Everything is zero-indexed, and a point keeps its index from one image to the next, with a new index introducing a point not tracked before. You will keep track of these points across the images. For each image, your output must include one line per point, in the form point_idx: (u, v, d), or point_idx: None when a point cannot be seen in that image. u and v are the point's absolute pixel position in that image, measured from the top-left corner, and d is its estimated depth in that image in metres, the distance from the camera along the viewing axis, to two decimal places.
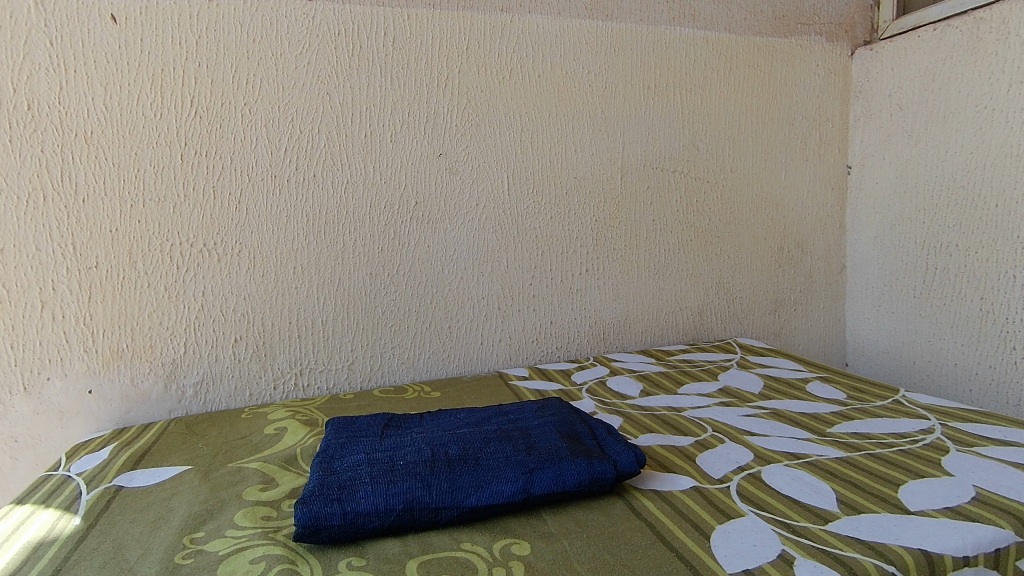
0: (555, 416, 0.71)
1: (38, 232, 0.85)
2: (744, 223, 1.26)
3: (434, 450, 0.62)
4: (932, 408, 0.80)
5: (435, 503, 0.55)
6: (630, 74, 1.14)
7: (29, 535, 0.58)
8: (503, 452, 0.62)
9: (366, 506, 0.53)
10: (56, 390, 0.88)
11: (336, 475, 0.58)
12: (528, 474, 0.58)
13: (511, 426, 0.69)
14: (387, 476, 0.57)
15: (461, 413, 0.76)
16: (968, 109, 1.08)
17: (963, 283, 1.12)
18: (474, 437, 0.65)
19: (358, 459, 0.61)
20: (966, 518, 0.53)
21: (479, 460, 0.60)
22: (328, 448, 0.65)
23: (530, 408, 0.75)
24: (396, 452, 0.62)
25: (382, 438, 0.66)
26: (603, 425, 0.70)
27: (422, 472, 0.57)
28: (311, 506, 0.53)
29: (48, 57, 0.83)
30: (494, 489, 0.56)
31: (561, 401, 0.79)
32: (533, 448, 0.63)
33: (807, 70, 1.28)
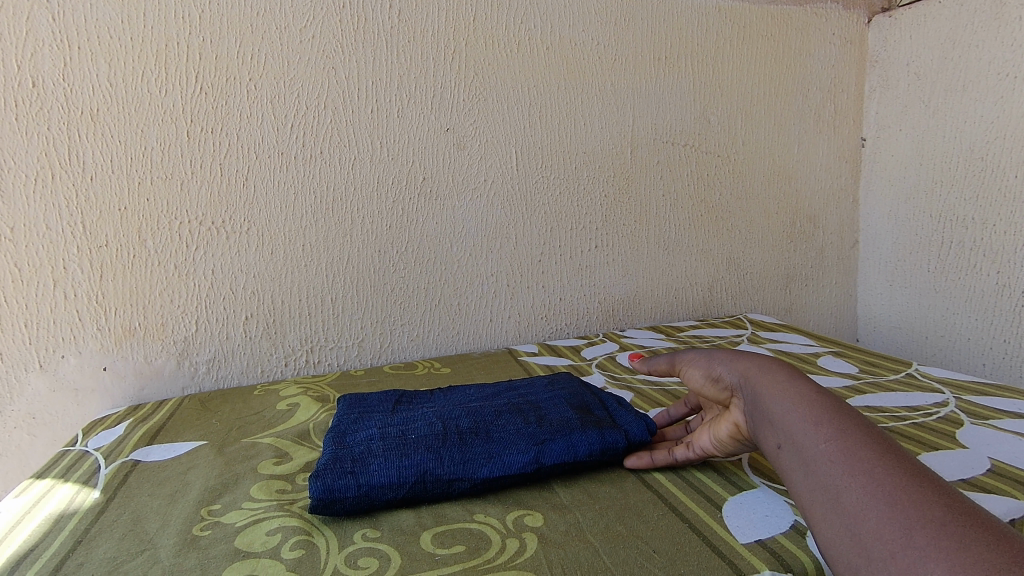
0: (566, 389, 0.72)
1: (47, 210, 0.85)
2: (755, 196, 1.24)
3: (448, 423, 0.62)
4: (947, 381, 0.79)
5: (447, 474, 0.55)
6: (641, 46, 1.12)
7: (50, 508, 0.59)
8: (514, 424, 0.62)
9: (378, 479, 0.54)
10: (71, 368, 0.89)
11: (349, 449, 0.58)
12: (539, 445, 0.58)
13: (521, 399, 0.69)
14: (399, 449, 0.57)
15: (469, 387, 0.77)
16: (989, 78, 1.06)
17: (980, 257, 1.11)
18: (486, 411, 0.65)
19: (370, 433, 0.61)
20: (980, 490, 0.52)
21: (492, 433, 0.60)
22: (339, 424, 0.65)
23: (540, 382, 0.75)
24: (407, 426, 0.62)
25: (392, 412, 0.67)
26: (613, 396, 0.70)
27: (433, 446, 0.58)
28: (324, 479, 0.53)
29: (51, 32, 0.82)
30: (505, 460, 0.56)
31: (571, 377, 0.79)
32: (544, 420, 0.63)
33: (823, 39, 1.24)
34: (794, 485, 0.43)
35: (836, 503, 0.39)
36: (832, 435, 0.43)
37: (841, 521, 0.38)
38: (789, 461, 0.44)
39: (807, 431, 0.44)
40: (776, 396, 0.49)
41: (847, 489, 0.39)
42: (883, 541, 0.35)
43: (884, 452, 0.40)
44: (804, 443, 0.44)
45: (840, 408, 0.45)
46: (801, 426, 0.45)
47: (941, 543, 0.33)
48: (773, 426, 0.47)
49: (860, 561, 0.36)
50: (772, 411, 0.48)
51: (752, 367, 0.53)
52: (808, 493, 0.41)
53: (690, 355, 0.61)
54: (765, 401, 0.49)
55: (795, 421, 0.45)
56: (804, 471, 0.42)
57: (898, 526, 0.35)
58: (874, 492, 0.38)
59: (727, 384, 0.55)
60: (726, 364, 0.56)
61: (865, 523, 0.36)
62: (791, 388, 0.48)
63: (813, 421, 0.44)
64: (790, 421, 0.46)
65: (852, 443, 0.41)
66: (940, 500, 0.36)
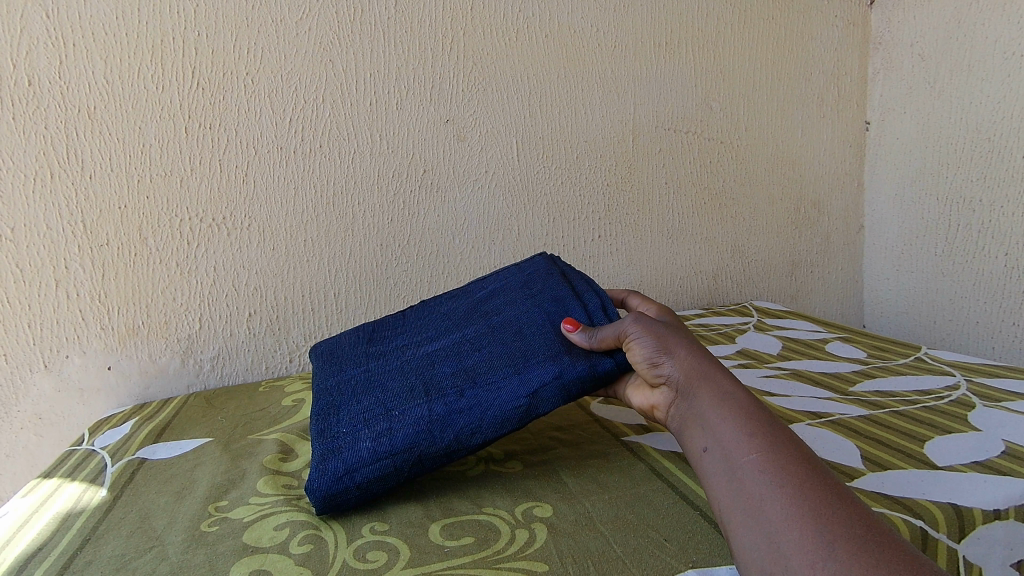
0: (547, 296, 0.64)
1: (48, 210, 0.84)
2: (759, 182, 1.23)
3: (429, 381, 0.58)
4: (957, 364, 0.79)
5: (443, 451, 0.53)
6: (641, 32, 1.11)
7: (57, 507, 0.59)
8: (499, 368, 0.57)
9: (374, 473, 0.52)
10: (75, 368, 0.88)
11: (334, 438, 0.54)
12: (529, 396, 0.54)
13: (503, 323, 0.63)
14: (386, 430, 0.54)
15: (445, 311, 0.69)
16: (996, 57, 1.04)
17: (987, 239, 1.10)
18: (468, 354, 0.60)
19: (352, 413, 0.57)
20: (996, 472, 0.52)
21: (478, 384, 0.56)
22: (321, 395, 0.61)
23: (518, 291, 0.66)
24: (388, 395, 0.58)
25: (373, 368, 0.62)
26: (598, 297, 0.62)
27: (419, 418, 0.54)
28: (321, 488, 0.51)
29: (46, 29, 0.81)
30: (498, 418, 0.54)
31: (549, 264, 0.70)
32: (529, 357, 0.57)
33: (826, 21, 1.23)
34: (711, 489, 0.42)
35: (757, 513, 0.38)
36: (763, 444, 0.41)
37: (761, 533, 0.37)
38: (711, 465, 0.42)
39: (737, 438, 0.42)
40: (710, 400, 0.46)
41: (768, 501, 0.38)
42: (803, 554, 0.35)
43: (803, 461, 0.40)
44: (732, 449, 0.42)
45: (763, 409, 0.44)
46: (731, 433, 0.42)
47: (859, 560, 0.34)
48: (699, 426, 0.45)
49: (775, 571, 0.36)
50: (702, 412, 0.45)
51: (694, 362, 0.48)
52: (725, 499, 0.40)
53: (636, 329, 0.53)
54: (699, 402, 0.46)
55: (726, 427, 0.43)
56: (727, 479, 0.41)
57: (819, 542, 0.35)
58: (796, 506, 0.37)
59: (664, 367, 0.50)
60: (672, 351, 0.50)
61: (787, 537, 0.36)
62: (727, 390, 0.45)
63: (745, 427, 0.42)
64: (721, 425, 0.43)
65: (781, 454, 0.40)
66: (858, 518, 0.36)
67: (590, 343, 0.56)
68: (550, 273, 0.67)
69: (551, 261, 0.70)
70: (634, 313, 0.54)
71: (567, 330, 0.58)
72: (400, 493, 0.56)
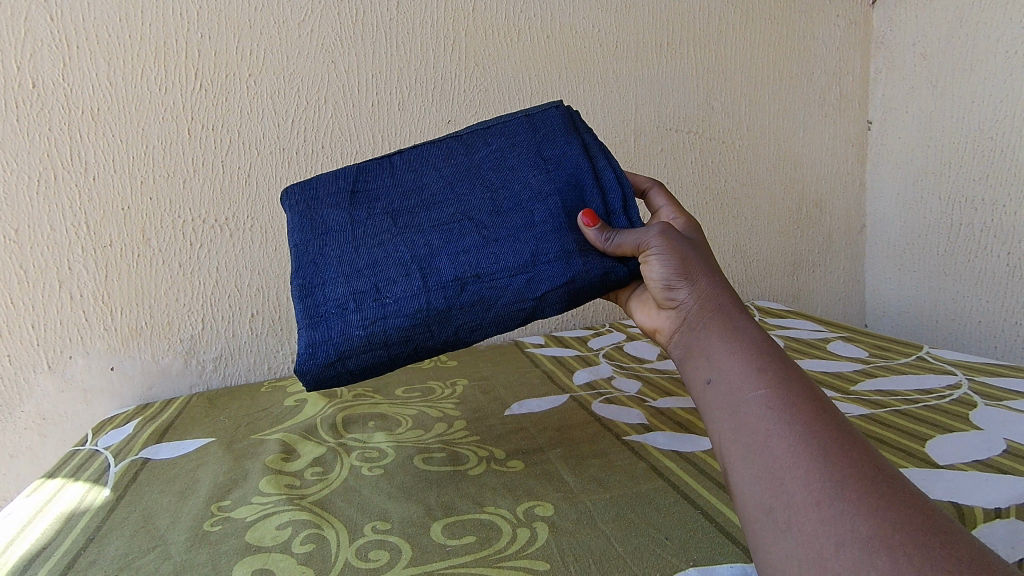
0: (565, 174, 0.58)
1: (51, 211, 0.85)
2: (761, 183, 1.23)
3: (425, 256, 0.54)
4: (958, 363, 0.79)
5: (437, 346, 0.54)
6: (642, 32, 1.11)
7: (61, 506, 0.59)
8: (505, 258, 0.54)
9: (367, 360, 0.53)
10: (79, 368, 0.89)
11: (322, 316, 0.53)
12: (536, 300, 0.54)
13: (508, 197, 0.57)
14: (380, 314, 0.52)
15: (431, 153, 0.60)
16: (998, 56, 1.04)
17: (990, 238, 1.10)
18: (467, 227, 0.56)
19: (337, 283, 0.54)
20: (997, 471, 0.52)
21: (482, 278, 0.54)
22: (302, 256, 0.55)
23: (527, 155, 0.59)
24: (377, 265, 0.54)
25: (359, 229, 0.56)
26: (621, 191, 0.58)
27: (417, 307, 0.53)
28: (315, 374, 0.52)
29: (50, 32, 0.82)
30: (498, 316, 0.54)
31: (567, 126, 0.62)
32: (540, 256, 0.55)
33: (827, 21, 1.22)
34: (712, 420, 0.42)
35: (760, 448, 0.38)
36: (772, 381, 0.41)
37: (762, 467, 0.37)
38: (716, 398, 0.43)
39: (746, 374, 0.42)
40: (720, 333, 0.46)
41: (774, 437, 0.38)
42: (808, 490, 0.35)
43: (813, 401, 0.40)
44: (739, 384, 0.42)
45: (775, 348, 0.44)
46: (739, 368, 0.43)
47: (868, 499, 0.34)
48: (706, 359, 0.45)
49: (774, 505, 0.36)
50: (712, 347, 0.45)
51: (711, 293, 0.48)
52: (727, 432, 0.41)
53: (658, 243, 0.51)
54: (709, 333, 0.46)
55: (734, 360, 0.43)
56: (730, 412, 0.41)
57: (827, 481, 0.35)
58: (803, 444, 0.37)
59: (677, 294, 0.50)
60: (691, 278, 0.49)
61: (791, 472, 0.36)
62: (741, 329, 0.45)
63: (754, 363, 0.42)
64: (729, 360, 0.43)
65: (790, 393, 0.40)
66: (869, 461, 0.36)
67: (606, 245, 0.55)
68: (568, 142, 0.60)
69: (570, 121, 0.62)
70: (661, 226, 0.53)
71: (585, 223, 0.56)
72: (402, 492, 0.56)
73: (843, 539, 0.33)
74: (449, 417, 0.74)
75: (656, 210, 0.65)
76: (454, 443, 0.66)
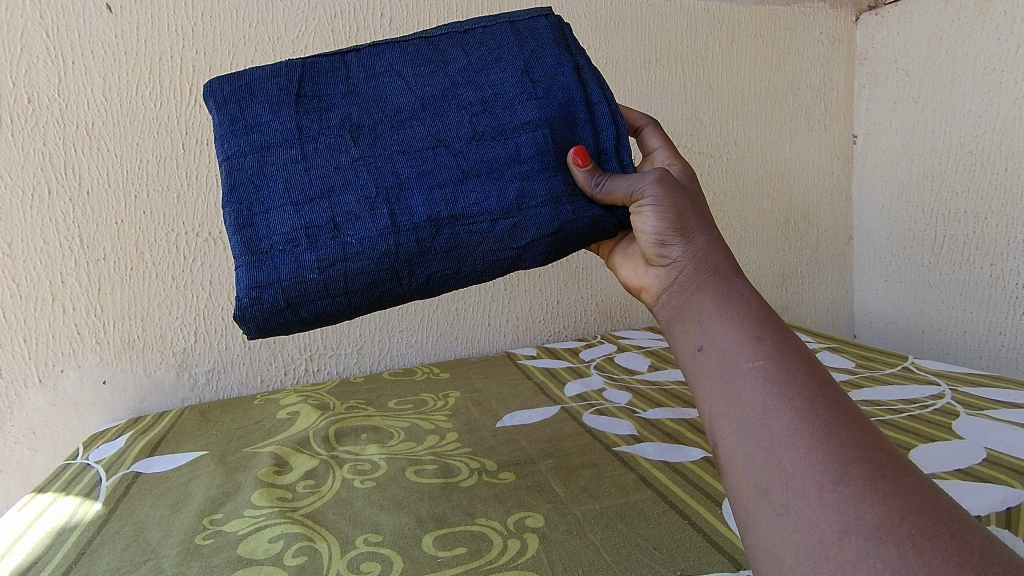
0: (554, 102, 0.55)
1: (45, 226, 0.85)
2: (750, 196, 1.25)
3: (392, 188, 0.51)
4: (942, 373, 0.80)
5: (406, 294, 0.52)
6: (631, 49, 1.13)
7: (52, 521, 0.59)
8: (485, 199, 0.52)
9: (321, 307, 0.50)
10: (70, 382, 0.89)
11: (268, 254, 0.48)
12: (520, 248, 0.52)
13: (491, 124, 0.54)
14: (339, 255, 0.49)
15: (403, 67, 0.56)
16: (977, 73, 1.07)
17: (973, 250, 1.12)
18: (443, 158, 0.52)
19: (287, 216, 0.49)
20: (977, 479, 0.53)
21: (459, 220, 0.51)
22: (242, 179, 0.50)
23: (512, 76, 0.55)
24: (335, 195, 0.50)
25: (311, 147, 0.51)
26: (615, 128, 0.56)
27: (383, 250, 0.49)
28: (258, 318, 0.49)
29: (46, 48, 0.83)
30: (473, 264, 0.52)
31: (557, 45, 0.58)
32: (526, 198, 0.52)
33: (812, 38, 1.25)
34: (703, 389, 0.42)
35: (757, 424, 0.38)
36: (770, 353, 0.40)
37: (758, 443, 0.38)
38: (709, 367, 0.42)
39: (742, 344, 0.42)
40: (715, 298, 0.45)
41: (772, 413, 0.38)
42: (809, 473, 0.35)
43: (812, 375, 0.39)
44: (735, 354, 0.41)
45: (772, 317, 0.43)
46: (735, 337, 0.42)
47: (874, 486, 0.34)
48: (698, 325, 0.45)
49: (771, 486, 0.36)
50: (705, 312, 0.45)
51: (706, 253, 0.47)
52: (719, 403, 0.41)
53: (653, 193, 0.49)
54: (702, 297, 0.46)
55: (730, 329, 0.43)
56: (724, 382, 0.41)
57: (830, 464, 0.35)
58: (803, 421, 0.37)
59: (669, 251, 0.49)
60: (687, 236, 0.48)
61: (791, 452, 0.36)
62: (737, 296, 0.45)
63: (751, 332, 0.42)
64: (723, 327, 0.43)
65: (788, 366, 0.40)
66: (872, 441, 0.36)
67: (595, 189, 0.53)
68: (560, 64, 0.57)
69: (560, 40, 0.58)
70: (657, 172, 0.50)
71: (575, 162, 0.53)
72: (394, 504, 0.57)
73: (847, 527, 0.33)
74: (441, 429, 0.75)
75: (651, 151, 0.65)
76: (446, 455, 0.67)
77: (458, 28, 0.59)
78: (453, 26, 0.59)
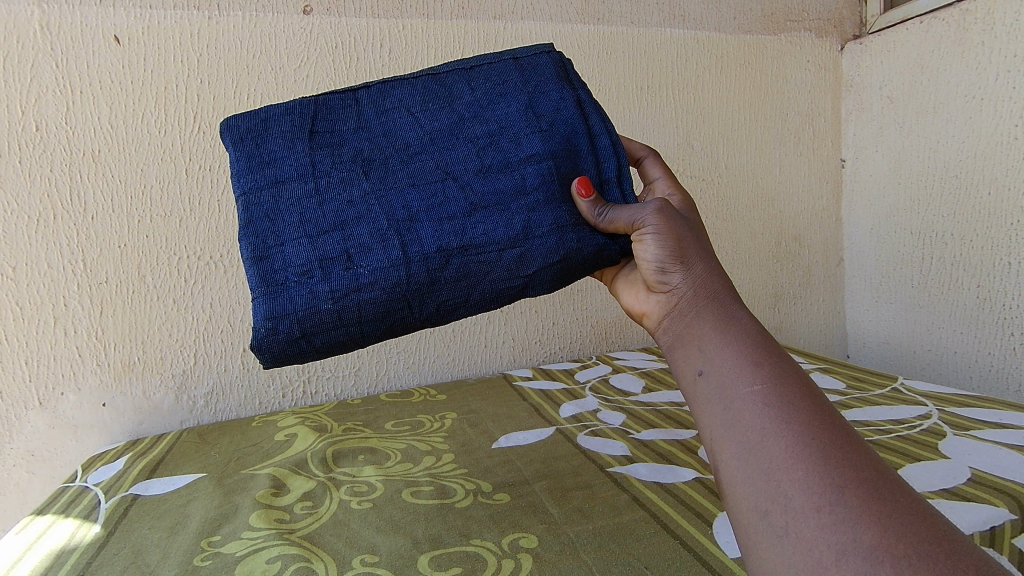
0: (557, 134, 0.57)
1: (50, 250, 0.87)
2: (741, 218, 1.27)
3: (403, 221, 0.53)
4: (930, 394, 0.81)
5: (417, 322, 0.54)
6: (623, 77, 1.16)
7: (51, 543, 0.60)
8: (493, 230, 0.53)
9: (334, 337, 0.51)
10: (70, 404, 0.89)
11: (283, 286, 0.50)
12: (526, 277, 0.54)
13: (497, 157, 0.56)
14: (352, 286, 0.50)
15: (411, 103, 0.58)
16: (958, 100, 1.10)
17: (960, 272, 1.14)
18: (452, 190, 0.54)
19: (302, 248, 0.51)
20: (962, 499, 0.54)
21: (468, 251, 0.53)
22: (258, 213, 0.52)
23: (517, 111, 0.58)
24: (348, 228, 0.52)
25: (324, 182, 0.53)
26: (616, 159, 0.58)
27: (395, 280, 0.51)
28: (274, 348, 0.50)
29: (55, 79, 0.85)
30: (481, 294, 0.54)
31: (559, 80, 0.60)
32: (533, 228, 0.54)
33: (799, 66, 1.29)
34: (703, 414, 0.43)
35: (756, 448, 0.39)
36: (768, 378, 0.42)
37: (757, 465, 0.39)
38: (708, 392, 0.43)
39: (741, 368, 0.43)
40: (715, 324, 0.46)
41: (771, 436, 0.39)
42: (807, 494, 0.36)
43: (808, 398, 0.41)
44: (734, 378, 0.43)
45: (770, 342, 0.45)
46: (734, 362, 0.43)
47: (870, 507, 0.35)
48: (699, 351, 0.46)
49: (771, 509, 0.37)
50: (705, 338, 0.46)
51: (705, 280, 0.49)
52: (719, 427, 0.42)
53: (654, 222, 0.51)
54: (702, 323, 0.47)
55: (729, 354, 0.44)
56: (724, 406, 0.42)
57: (828, 485, 0.36)
58: (801, 445, 0.38)
59: (669, 279, 0.50)
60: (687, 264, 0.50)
61: (789, 475, 0.37)
62: (736, 322, 0.46)
63: (749, 357, 0.43)
64: (722, 353, 0.44)
65: (786, 390, 0.41)
66: (868, 463, 0.37)
67: (597, 219, 0.55)
68: (562, 99, 0.59)
69: (562, 75, 0.61)
70: (657, 203, 0.53)
71: (578, 192, 0.55)
72: (391, 526, 0.58)
73: (846, 547, 0.34)
74: (437, 450, 0.75)
75: (651, 181, 0.67)
76: (442, 477, 0.68)
77: (463, 64, 0.61)
78: (458, 62, 0.62)
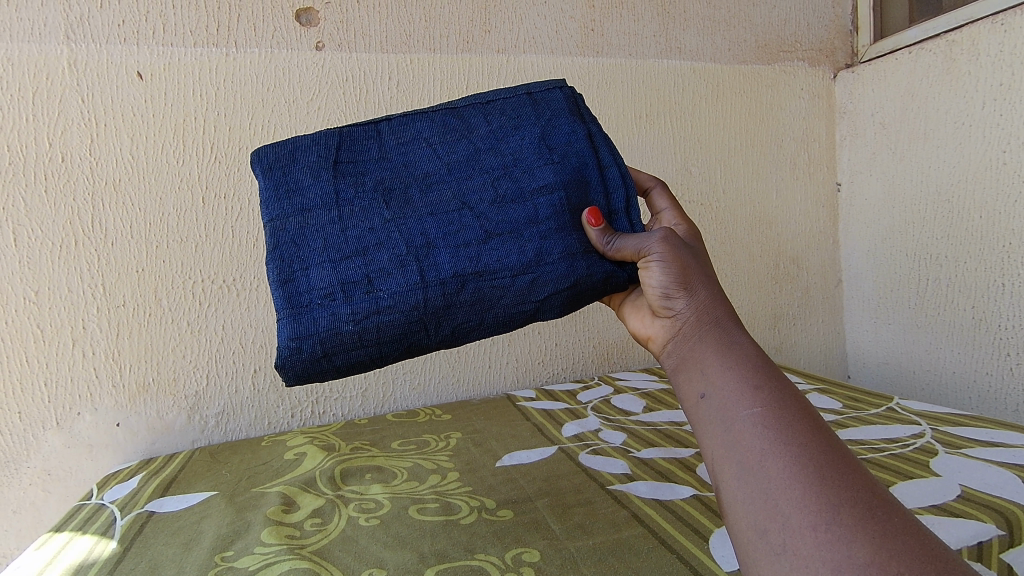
0: (569, 166, 0.61)
1: (71, 275, 0.90)
2: (740, 241, 1.30)
3: (421, 248, 0.56)
4: (925, 414, 0.83)
5: (432, 344, 0.57)
6: (622, 105, 1.20)
7: (69, 559, 0.62)
8: (507, 257, 0.56)
9: (354, 356, 0.54)
10: (86, 424, 0.92)
11: (307, 308, 0.53)
12: (536, 302, 0.57)
13: (512, 188, 0.59)
14: (372, 308, 0.53)
15: (430, 135, 0.62)
16: (947, 127, 1.14)
17: (956, 293, 1.16)
18: (468, 219, 0.57)
19: (325, 273, 0.54)
20: (950, 514, 0.56)
21: (482, 276, 0.56)
22: (286, 239, 0.55)
23: (530, 144, 0.61)
24: (369, 253, 0.55)
25: (347, 210, 0.57)
26: (624, 190, 0.61)
27: (413, 304, 0.54)
28: (298, 367, 0.53)
29: (81, 112, 0.90)
30: (493, 318, 0.57)
31: (571, 114, 0.64)
32: (544, 255, 0.57)
33: (793, 94, 1.33)
34: (705, 434, 0.45)
35: (756, 468, 0.41)
36: (767, 401, 0.44)
37: (756, 485, 0.41)
38: (710, 413, 0.46)
39: (741, 391, 0.45)
40: (717, 348, 0.49)
41: (769, 457, 0.41)
42: (804, 513, 0.38)
43: (806, 420, 0.43)
44: (735, 401, 0.45)
45: (770, 366, 0.47)
46: (735, 385, 0.46)
47: (864, 526, 0.37)
48: (701, 374, 0.48)
49: (769, 527, 0.39)
50: (708, 361, 0.48)
51: (708, 306, 0.51)
52: (721, 447, 0.44)
53: (659, 249, 0.54)
54: (704, 347, 0.49)
55: (730, 377, 0.46)
56: (725, 427, 0.44)
57: (823, 505, 0.38)
58: (799, 466, 0.40)
59: (674, 305, 0.53)
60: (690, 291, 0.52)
61: (787, 494, 0.39)
62: (738, 347, 0.49)
63: (750, 381, 0.46)
64: (723, 376, 0.47)
65: (784, 412, 0.43)
66: (863, 484, 0.39)
67: (606, 247, 0.57)
68: (573, 132, 0.62)
69: (573, 110, 0.64)
70: (662, 232, 0.55)
71: (588, 222, 0.58)
72: (398, 542, 0.59)
73: (840, 564, 0.36)
74: (443, 469, 0.77)
75: (659, 211, 0.70)
76: (447, 495, 0.70)
77: (481, 99, 0.65)
78: (475, 97, 0.65)
